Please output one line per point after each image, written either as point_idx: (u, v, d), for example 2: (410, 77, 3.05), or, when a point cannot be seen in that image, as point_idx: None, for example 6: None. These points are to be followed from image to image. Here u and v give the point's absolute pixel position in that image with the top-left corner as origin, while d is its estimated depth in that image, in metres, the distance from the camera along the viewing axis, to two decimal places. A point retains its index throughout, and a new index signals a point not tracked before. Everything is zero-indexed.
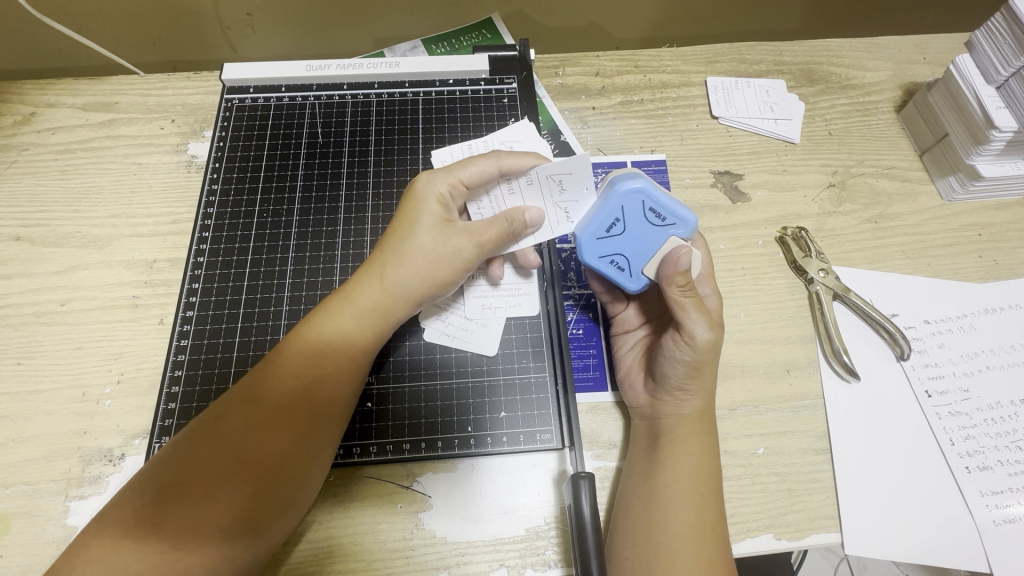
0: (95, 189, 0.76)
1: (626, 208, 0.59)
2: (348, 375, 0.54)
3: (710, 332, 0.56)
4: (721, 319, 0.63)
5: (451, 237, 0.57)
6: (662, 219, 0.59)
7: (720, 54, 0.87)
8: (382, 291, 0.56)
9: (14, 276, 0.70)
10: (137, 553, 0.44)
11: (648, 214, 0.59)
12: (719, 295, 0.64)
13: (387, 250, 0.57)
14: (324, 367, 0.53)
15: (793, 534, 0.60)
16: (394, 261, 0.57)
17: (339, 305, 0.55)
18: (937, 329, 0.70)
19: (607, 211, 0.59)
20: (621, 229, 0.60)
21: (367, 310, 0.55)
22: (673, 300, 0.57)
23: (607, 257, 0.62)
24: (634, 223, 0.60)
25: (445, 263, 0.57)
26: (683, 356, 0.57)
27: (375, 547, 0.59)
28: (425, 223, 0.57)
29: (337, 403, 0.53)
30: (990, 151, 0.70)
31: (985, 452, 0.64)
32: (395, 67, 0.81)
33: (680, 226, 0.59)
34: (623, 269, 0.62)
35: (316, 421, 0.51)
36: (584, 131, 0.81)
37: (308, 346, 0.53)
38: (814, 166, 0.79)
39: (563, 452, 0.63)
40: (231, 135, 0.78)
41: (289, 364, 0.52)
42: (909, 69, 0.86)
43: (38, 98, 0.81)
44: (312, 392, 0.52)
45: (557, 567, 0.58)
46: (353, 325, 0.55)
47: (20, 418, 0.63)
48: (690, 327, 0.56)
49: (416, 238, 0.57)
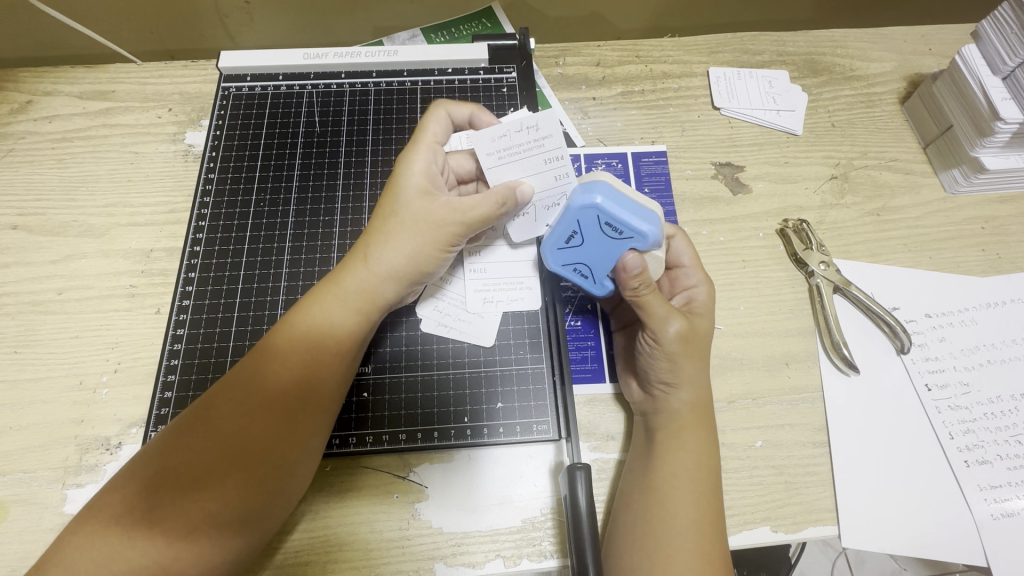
0: (93, 178, 0.75)
1: (583, 222, 0.57)
2: (338, 361, 0.53)
3: (678, 323, 0.57)
4: (710, 307, 0.62)
5: (434, 209, 0.57)
6: (620, 233, 0.57)
7: (722, 45, 0.86)
8: (369, 274, 0.55)
9: (12, 265, 0.70)
10: (127, 540, 0.45)
11: (605, 227, 0.57)
12: (709, 284, 0.63)
13: (373, 231, 0.57)
14: (313, 351, 0.52)
15: (789, 527, 0.60)
16: (378, 242, 0.56)
17: (329, 292, 0.55)
18: (938, 322, 0.69)
19: (563, 225, 0.58)
20: (579, 241, 0.58)
21: (355, 294, 0.55)
22: (630, 299, 0.57)
23: (570, 265, 0.61)
24: (592, 236, 0.58)
25: (429, 236, 0.56)
26: (650, 350, 0.58)
27: (371, 537, 0.59)
28: (407, 199, 0.57)
29: (327, 388, 0.52)
30: (994, 143, 0.69)
31: (984, 446, 0.64)
32: (395, 55, 0.80)
33: (638, 239, 0.56)
34: (587, 276, 0.61)
35: (306, 408, 0.51)
36: (584, 121, 0.81)
37: (297, 331, 0.53)
38: (816, 157, 0.79)
39: (560, 443, 0.63)
40: (227, 124, 0.77)
41: (279, 350, 0.52)
42: (913, 60, 0.85)
43: (35, 86, 0.80)
44: (302, 378, 0.51)
45: (554, 557, 0.58)
46: (342, 309, 0.54)
47: (17, 407, 0.63)
48: (655, 323, 0.57)
49: (400, 215, 0.57)
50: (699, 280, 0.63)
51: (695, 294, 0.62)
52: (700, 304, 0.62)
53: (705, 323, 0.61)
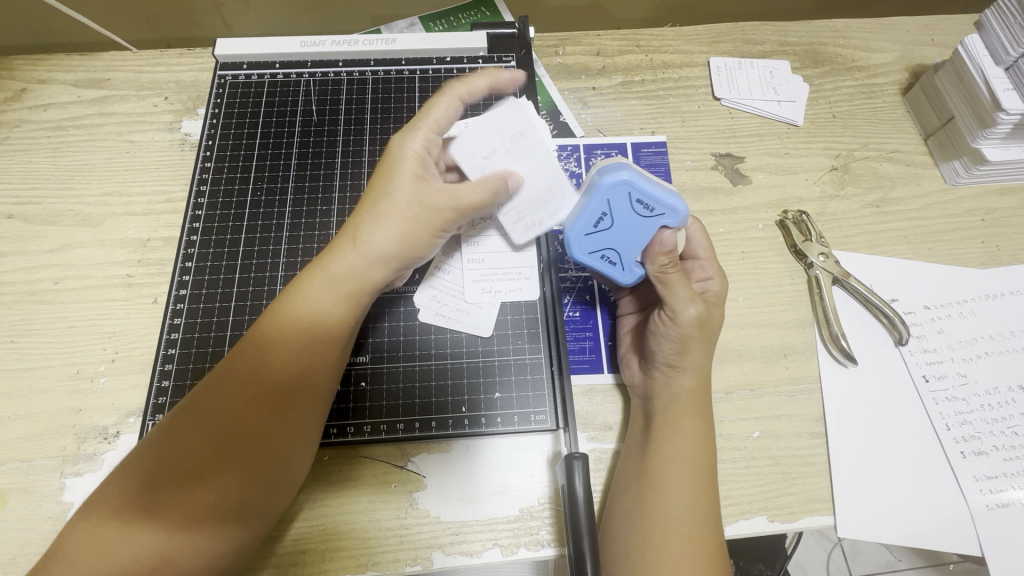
0: (88, 167, 0.75)
1: (613, 201, 0.58)
2: (332, 345, 0.53)
3: (697, 307, 0.57)
4: (723, 297, 0.62)
5: (429, 194, 0.56)
6: (650, 210, 0.57)
7: (724, 34, 0.85)
8: (358, 256, 0.53)
9: (8, 255, 0.70)
10: (129, 534, 0.45)
11: (635, 205, 0.58)
12: (724, 277, 0.63)
13: (362, 214, 0.56)
14: (303, 340, 0.51)
15: (786, 517, 0.60)
16: (368, 222, 0.54)
17: (316, 277, 0.53)
18: (936, 314, 0.69)
19: (593, 205, 0.58)
20: (609, 224, 0.59)
21: (345, 278, 0.53)
22: (656, 275, 0.58)
23: (597, 253, 0.61)
24: (621, 215, 0.58)
25: (424, 221, 0.55)
26: (668, 332, 0.58)
27: (369, 526, 0.59)
28: (401, 183, 0.56)
29: (321, 373, 0.52)
30: (996, 134, 0.69)
31: (981, 437, 0.64)
32: (393, 44, 0.79)
33: (670, 215, 0.57)
34: (615, 262, 0.61)
35: (302, 396, 0.51)
36: (584, 111, 0.80)
37: (287, 319, 0.51)
38: (816, 148, 0.78)
39: (558, 433, 0.63)
40: (224, 112, 0.77)
41: (267, 338, 0.51)
42: (915, 51, 0.84)
43: (30, 73, 0.79)
44: (293, 366, 0.50)
45: (551, 546, 0.59)
46: (331, 293, 0.53)
47: (15, 396, 0.63)
48: (676, 303, 0.57)
49: (392, 198, 0.55)
50: (715, 273, 0.63)
51: (708, 284, 0.62)
52: (714, 295, 0.62)
53: (717, 311, 0.61)
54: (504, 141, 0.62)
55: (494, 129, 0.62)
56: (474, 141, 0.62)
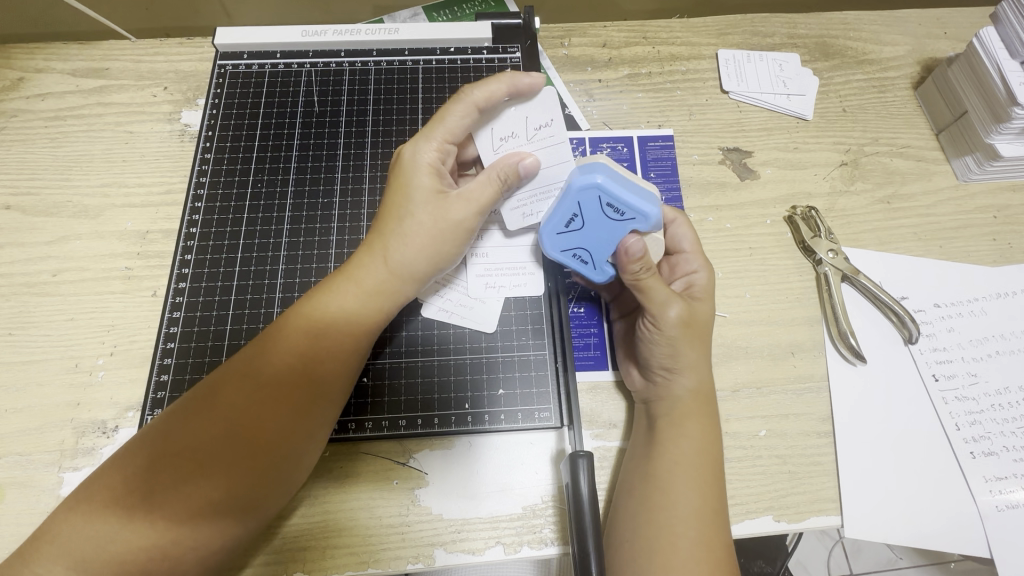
0: (86, 158, 0.74)
1: (583, 204, 0.57)
2: (348, 351, 0.52)
3: (677, 309, 0.56)
4: (710, 293, 0.61)
5: (454, 210, 0.55)
6: (620, 214, 0.57)
7: (732, 26, 0.84)
8: (387, 271, 0.54)
9: (5, 247, 0.69)
10: (129, 523, 0.45)
11: (606, 209, 0.57)
12: (710, 270, 0.62)
13: (387, 229, 0.55)
14: (322, 346, 0.51)
15: (792, 517, 0.59)
16: (395, 239, 0.55)
17: (343, 285, 0.54)
18: (947, 312, 0.68)
19: (562, 207, 0.58)
20: (579, 224, 0.58)
21: (368, 289, 0.54)
22: (631, 284, 0.56)
23: (570, 251, 0.60)
24: (592, 218, 0.58)
25: (449, 237, 0.55)
26: (654, 338, 0.57)
27: (371, 523, 0.58)
28: (421, 199, 0.55)
29: (336, 380, 0.51)
30: (1011, 130, 0.67)
31: (991, 437, 0.63)
32: (395, 33, 0.78)
33: (641, 220, 0.57)
34: (587, 261, 0.60)
35: (317, 402, 0.50)
36: (589, 104, 0.79)
37: (308, 322, 0.52)
38: (826, 143, 0.77)
39: (562, 430, 0.63)
40: (224, 102, 0.76)
41: (287, 339, 0.51)
42: (928, 44, 0.83)
43: (27, 62, 0.78)
44: (311, 371, 0.50)
45: (555, 544, 0.58)
46: (355, 303, 0.53)
47: (12, 389, 0.62)
48: (655, 309, 0.56)
49: (413, 208, 0.55)
50: (701, 266, 0.62)
51: (694, 279, 0.61)
52: (701, 289, 0.61)
53: (706, 307, 0.60)
54: (529, 127, 0.58)
55: (522, 111, 0.58)
56: (497, 119, 0.58)
